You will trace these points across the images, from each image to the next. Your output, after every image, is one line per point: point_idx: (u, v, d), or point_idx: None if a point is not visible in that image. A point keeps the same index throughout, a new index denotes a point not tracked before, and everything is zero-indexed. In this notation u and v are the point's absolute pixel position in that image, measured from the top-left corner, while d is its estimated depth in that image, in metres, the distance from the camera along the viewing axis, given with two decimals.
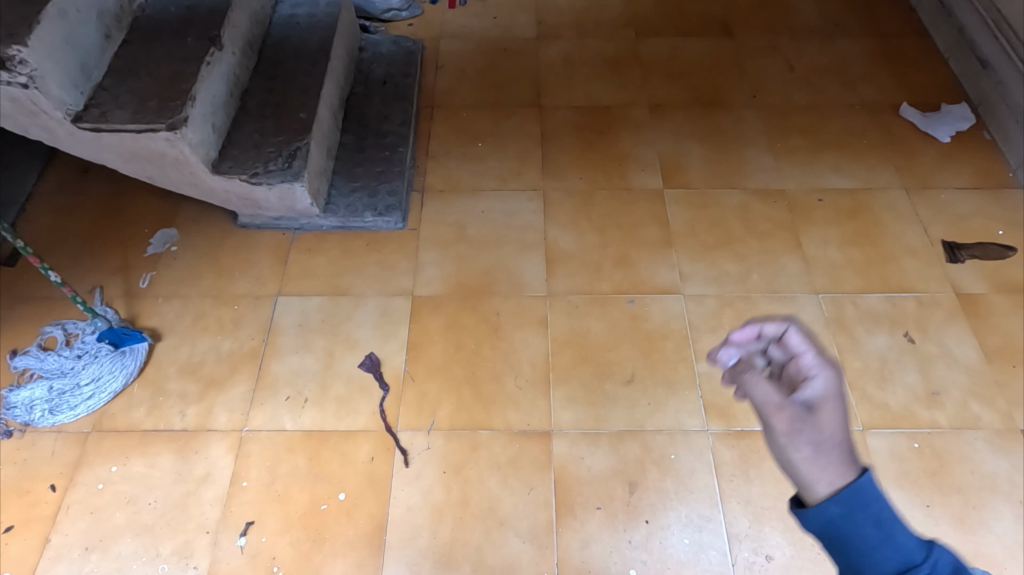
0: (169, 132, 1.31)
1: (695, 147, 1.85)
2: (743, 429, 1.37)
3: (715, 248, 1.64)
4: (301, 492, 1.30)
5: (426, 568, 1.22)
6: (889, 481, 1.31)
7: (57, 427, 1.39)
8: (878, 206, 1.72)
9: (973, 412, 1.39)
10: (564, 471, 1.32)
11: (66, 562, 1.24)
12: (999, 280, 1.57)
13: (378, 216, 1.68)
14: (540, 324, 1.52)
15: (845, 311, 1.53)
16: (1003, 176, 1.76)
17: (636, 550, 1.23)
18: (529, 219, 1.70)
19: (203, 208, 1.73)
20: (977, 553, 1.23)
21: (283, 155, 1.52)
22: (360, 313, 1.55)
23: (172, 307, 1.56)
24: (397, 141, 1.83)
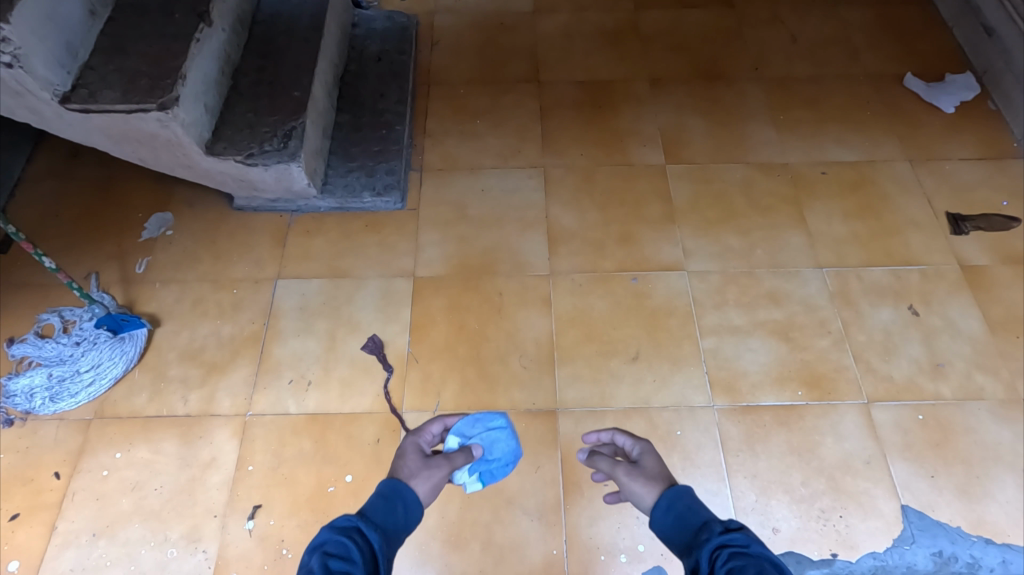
0: (160, 112, 1.28)
1: (697, 122, 1.82)
2: (749, 405, 1.37)
3: (718, 224, 1.63)
4: (308, 475, 1.30)
5: (435, 548, 1.23)
6: (895, 453, 1.31)
7: (59, 415, 1.37)
8: (882, 178, 1.70)
9: (977, 383, 1.39)
10: (571, 449, 1.32)
11: (74, 549, 1.23)
12: (1003, 251, 1.56)
13: (377, 196, 1.65)
14: (543, 303, 1.50)
15: (849, 285, 1.52)
16: (1008, 146, 1.74)
17: (644, 525, 1.24)
18: (530, 197, 1.68)
19: (198, 191, 1.69)
20: (981, 522, 1.24)
21: (278, 135, 1.48)
22: (361, 295, 1.53)
23: (170, 292, 1.54)
24: (394, 119, 1.79)
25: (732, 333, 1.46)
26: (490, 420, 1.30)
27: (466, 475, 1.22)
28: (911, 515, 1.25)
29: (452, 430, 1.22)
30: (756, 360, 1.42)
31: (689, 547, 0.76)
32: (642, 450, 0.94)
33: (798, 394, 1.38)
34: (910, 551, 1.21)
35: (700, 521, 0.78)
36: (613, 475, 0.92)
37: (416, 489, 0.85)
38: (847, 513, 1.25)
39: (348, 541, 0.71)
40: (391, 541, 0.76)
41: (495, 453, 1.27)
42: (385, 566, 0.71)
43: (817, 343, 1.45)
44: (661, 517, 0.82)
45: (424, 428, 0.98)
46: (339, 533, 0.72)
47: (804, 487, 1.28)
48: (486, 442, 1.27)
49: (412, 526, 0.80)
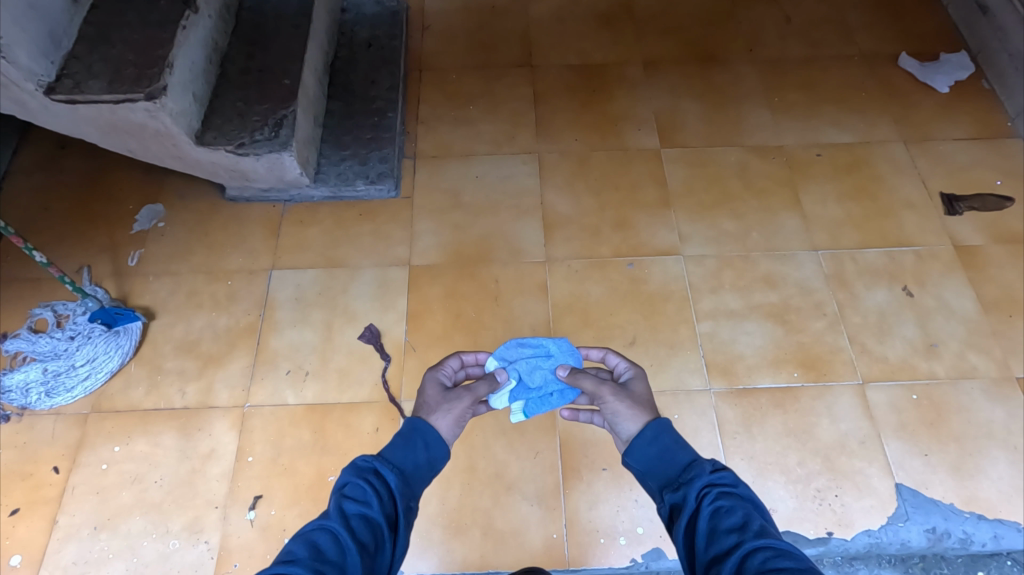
0: (148, 102, 1.25)
1: (692, 105, 1.81)
2: (746, 387, 1.38)
3: (714, 208, 1.62)
4: (307, 464, 1.30)
5: (437, 534, 1.24)
6: (889, 432, 1.33)
7: (55, 410, 1.37)
8: (876, 160, 1.70)
9: (970, 362, 1.40)
10: (569, 434, 1.33)
11: (76, 542, 1.24)
12: (996, 231, 1.57)
13: (371, 184, 1.63)
14: (540, 290, 1.50)
15: (844, 267, 1.53)
16: (1002, 125, 1.74)
17: (643, 508, 1.25)
18: (525, 183, 1.67)
19: (189, 182, 1.67)
20: (973, 498, 1.26)
21: (269, 123, 1.46)
22: (357, 285, 1.52)
23: (164, 284, 1.53)
24: (386, 106, 1.77)
25: (729, 317, 1.47)
26: (537, 348, 1.18)
27: (507, 401, 1.13)
28: (905, 493, 1.27)
29: (491, 354, 1.15)
30: (752, 343, 1.43)
31: (676, 483, 0.80)
32: (632, 375, 0.99)
33: (794, 376, 1.39)
34: (904, 528, 1.23)
35: (684, 460, 0.82)
36: (598, 393, 0.94)
37: (438, 423, 0.90)
38: (842, 492, 1.27)
39: (365, 484, 0.77)
40: (410, 480, 0.83)
41: (534, 380, 1.14)
42: (401, 504, 0.78)
43: (813, 326, 1.46)
44: (643, 449, 0.86)
45: (444, 363, 1.03)
46: (357, 476, 0.78)
47: (801, 468, 1.29)
48: (526, 369, 1.15)
49: (434, 461, 0.87)
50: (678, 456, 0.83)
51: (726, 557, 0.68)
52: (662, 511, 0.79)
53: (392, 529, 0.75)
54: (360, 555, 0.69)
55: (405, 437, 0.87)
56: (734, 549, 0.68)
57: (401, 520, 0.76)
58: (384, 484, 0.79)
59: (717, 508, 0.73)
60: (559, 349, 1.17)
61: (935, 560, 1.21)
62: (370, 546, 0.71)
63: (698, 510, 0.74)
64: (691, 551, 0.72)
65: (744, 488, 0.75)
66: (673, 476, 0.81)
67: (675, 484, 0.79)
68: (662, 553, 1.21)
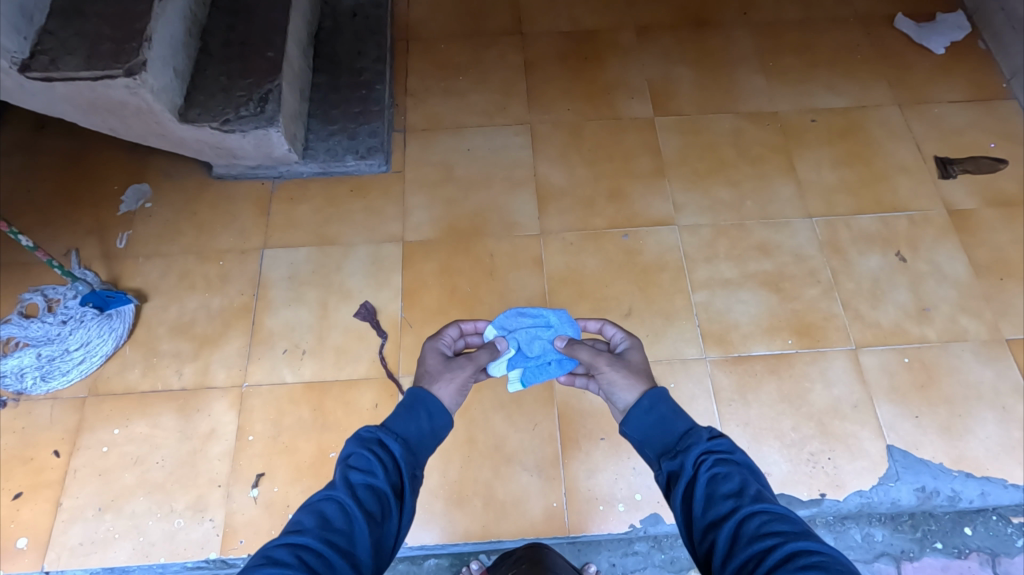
0: (127, 78, 1.22)
1: (686, 71, 1.78)
2: (741, 355, 1.39)
3: (708, 176, 1.61)
4: (308, 441, 1.31)
5: (439, 506, 1.26)
6: (881, 396, 1.35)
7: (52, 394, 1.36)
8: (871, 124, 1.68)
9: (961, 325, 1.42)
10: (567, 405, 1.34)
11: (81, 524, 1.25)
12: (989, 194, 1.57)
13: (361, 159, 1.60)
14: (535, 263, 1.50)
15: (838, 234, 1.53)
16: (997, 87, 1.73)
17: (641, 475, 1.28)
18: (517, 155, 1.65)
19: (174, 160, 1.64)
20: (962, 457, 1.29)
21: (254, 98, 1.43)
22: (350, 262, 1.51)
23: (155, 266, 1.51)
24: (373, 78, 1.72)
25: (724, 286, 1.47)
26: (537, 318, 1.18)
27: (505, 368, 1.14)
28: (896, 454, 1.30)
29: (491, 322, 1.14)
30: (747, 312, 1.44)
31: (673, 451, 0.81)
32: (628, 345, 0.99)
33: (789, 343, 1.41)
34: (895, 488, 1.27)
35: (682, 428, 0.83)
36: (594, 363, 0.95)
37: (440, 391, 0.91)
38: (835, 455, 1.30)
39: (370, 454, 0.77)
40: (414, 449, 0.83)
41: (533, 350, 1.14)
42: (408, 472, 0.79)
43: (807, 293, 1.46)
44: (640, 419, 0.86)
45: (443, 331, 1.03)
46: (362, 446, 0.78)
47: (795, 432, 1.32)
48: (525, 339, 1.15)
49: (437, 430, 0.88)
50: (675, 425, 0.84)
51: (722, 522, 0.69)
52: (660, 478, 0.81)
53: (398, 496, 0.76)
54: (367, 523, 0.70)
55: (409, 407, 0.87)
56: (730, 514, 0.69)
57: (407, 488, 0.77)
58: (390, 455, 0.79)
59: (713, 475, 0.74)
60: (559, 320, 1.17)
61: (924, 517, 1.25)
62: (377, 514, 0.72)
63: (695, 478, 0.75)
64: (688, 516, 0.73)
65: (741, 455, 0.77)
66: (671, 445, 0.82)
67: (672, 453, 0.80)
68: (660, 518, 1.24)
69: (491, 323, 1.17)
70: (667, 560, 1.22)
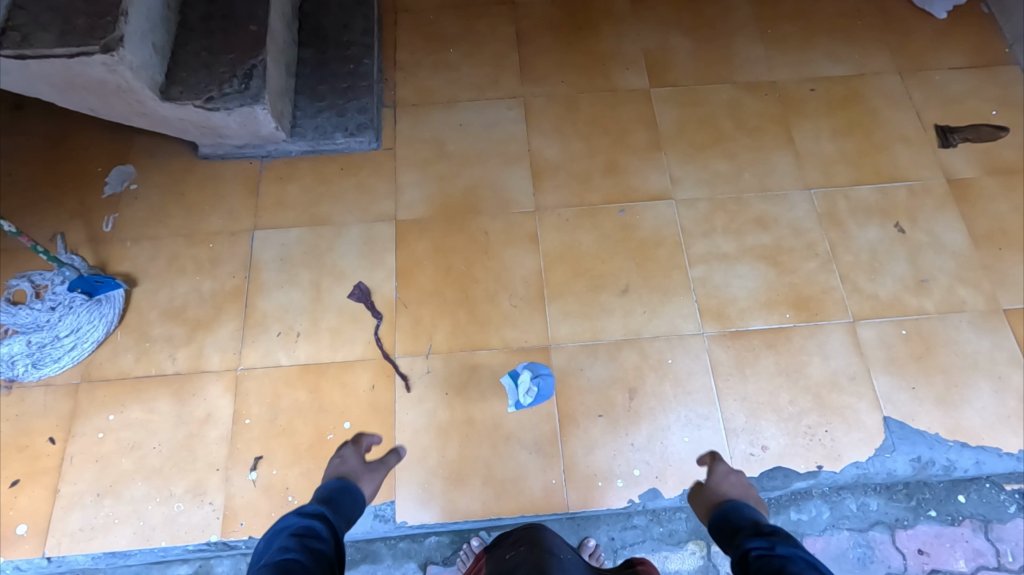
0: (105, 55, 1.17)
1: (682, 40, 1.73)
2: (738, 329, 1.39)
3: (705, 149, 1.58)
4: (305, 424, 1.31)
5: (438, 485, 1.26)
6: (878, 368, 1.35)
7: (44, 381, 1.35)
8: (871, 93, 1.65)
9: (959, 296, 1.41)
10: (565, 383, 1.34)
11: (80, 509, 1.25)
12: (990, 163, 1.55)
13: (350, 136, 1.56)
14: (530, 241, 1.48)
15: (837, 206, 1.51)
16: (999, 52, 1.69)
17: (639, 451, 1.28)
18: (511, 130, 1.61)
19: (158, 140, 1.59)
20: (958, 427, 1.30)
21: (238, 75, 1.38)
22: (343, 242, 1.48)
23: (143, 250, 1.48)
24: (361, 52, 1.67)
25: (721, 260, 1.46)
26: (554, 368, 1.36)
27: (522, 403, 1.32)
28: (892, 426, 1.30)
29: (519, 362, 1.36)
30: (745, 286, 1.43)
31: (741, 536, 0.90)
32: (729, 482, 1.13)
33: (787, 317, 1.40)
34: (891, 459, 1.28)
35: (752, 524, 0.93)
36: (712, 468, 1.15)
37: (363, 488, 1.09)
38: (832, 428, 1.30)
39: (310, 525, 0.90)
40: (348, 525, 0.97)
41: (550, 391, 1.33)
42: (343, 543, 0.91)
43: (805, 266, 1.45)
44: (726, 508, 0.99)
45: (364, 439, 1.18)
46: (299, 518, 0.91)
47: (792, 406, 1.32)
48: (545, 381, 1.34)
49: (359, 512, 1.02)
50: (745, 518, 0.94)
51: None
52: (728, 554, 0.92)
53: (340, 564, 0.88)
54: (323, 573, 0.82)
55: (340, 493, 1.01)
56: None
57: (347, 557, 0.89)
58: (328, 525, 0.92)
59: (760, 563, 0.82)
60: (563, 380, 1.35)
61: (919, 486, 1.27)
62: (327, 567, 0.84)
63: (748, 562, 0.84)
64: None
65: (784, 549, 0.82)
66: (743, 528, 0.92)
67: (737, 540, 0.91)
68: (658, 493, 1.25)
69: (518, 368, 1.35)
70: (665, 533, 1.24)
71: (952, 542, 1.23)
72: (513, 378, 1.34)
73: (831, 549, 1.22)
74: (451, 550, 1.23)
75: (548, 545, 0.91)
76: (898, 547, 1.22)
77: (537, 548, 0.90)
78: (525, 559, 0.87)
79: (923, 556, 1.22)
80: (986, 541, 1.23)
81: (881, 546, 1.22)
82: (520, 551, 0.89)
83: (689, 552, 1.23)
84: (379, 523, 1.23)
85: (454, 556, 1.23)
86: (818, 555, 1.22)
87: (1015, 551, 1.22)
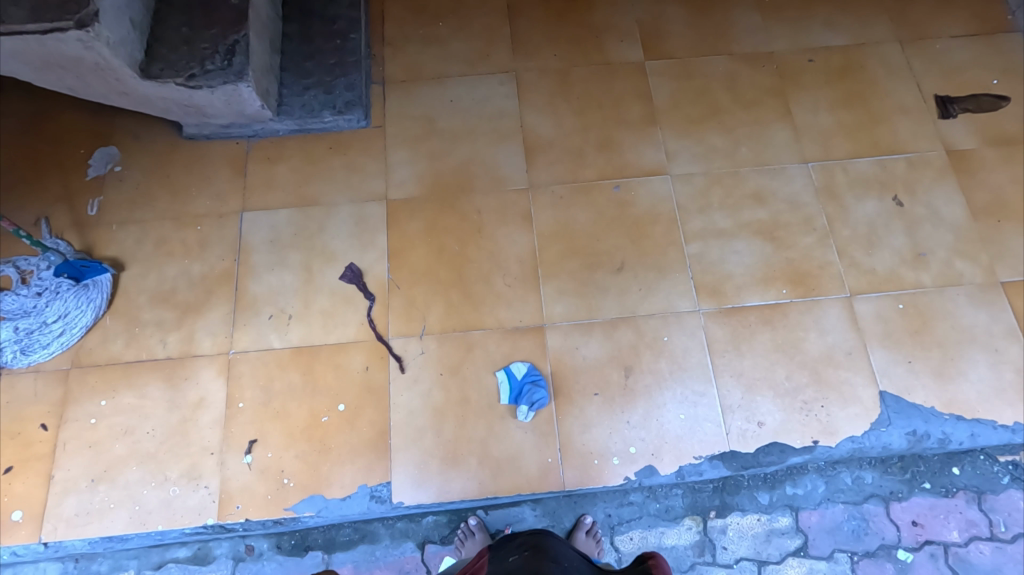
0: (80, 31, 1.13)
1: (678, 11, 1.68)
2: (735, 306, 1.37)
3: (701, 122, 1.55)
4: (299, 407, 1.30)
5: (434, 465, 1.26)
6: (875, 342, 1.34)
7: (34, 367, 1.33)
8: (871, 63, 1.61)
9: (957, 269, 1.40)
10: (560, 362, 1.33)
11: (76, 495, 1.25)
12: (990, 133, 1.53)
13: (338, 114, 1.52)
14: (524, 219, 1.45)
15: (835, 179, 1.49)
16: (1002, 19, 1.65)
17: (635, 429, 1.28)
18: (503, 106, 1.57)
19: (140, 120, 1.55)
20: (954, 400, 1.30)
21: (220, 51, 1.34)
22: (333, 223, 1.46)
23: (130, 233, 1.45)
24: (348, 27, 1.61)
25: (718, 236, 1.44)
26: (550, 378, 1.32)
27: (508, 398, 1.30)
28: (888, 400, 1.30)
29: (519, 360, 1.33)
30: (741, 262, 1.41)
31: None
32: None
33: (783, 292, 1.39)
34: (886, 433, 1.27)
35: None
36: None
37: None
38: (828, 403, 1.30)
39: None
40: None
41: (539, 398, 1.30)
42: None
43: (802, 241, 1.43)
44: None
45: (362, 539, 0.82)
46: None
47: (789, 381, 1.31)
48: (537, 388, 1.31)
49: None
50: None
51: None
52: None
53: None
54: None
55: None
56: None
57: None
58: None
59: None
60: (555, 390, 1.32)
61: (914, 459, 1.27)
62: None
63: None
64: None
65: None
66: None
67: None
68: (655, 470, 1.25)
69: (516, 363, 1.32)
70: (662, 510, 1.25)
71: (946, 513, 1.23)
72: (508, 374, 1.31)
73: (826, 522, 1.23)
74: (448, 529, 1.24)
75: (551, 552, 0.91)
76: (892, 520, 1.23)
77: (538, 553, 0.91)
78: (525, 564, 0.86)
79: (917, 528, 1.22)
80: (980, 511, 1.23)
81: (875, 518, 1.23)
82: (522, 554, 0.90)
83: (686, 527, 1.23)
84: (375, 504, 1.23)
85: (452, 534, 1.24)
86: (813, 528, 1.23)
87: (1008, 521, 1.22)
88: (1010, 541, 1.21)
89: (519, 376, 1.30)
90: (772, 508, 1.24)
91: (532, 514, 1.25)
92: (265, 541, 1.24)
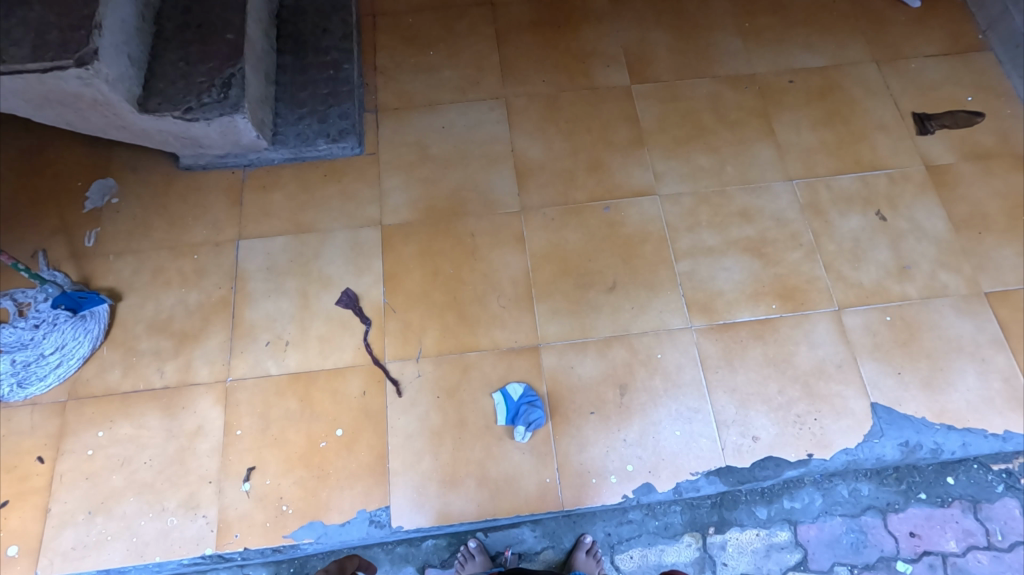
0: (79, 68, 1.16)
1: (662, 35, 1.74)
2: (726, 322, 1.40)
3: (688, 143, 1.59)
4: (297, 432, 1.30)
5: (433, 488, 1.26)
6: (865, 354, 1.37)
7: (31, 400, 1.33)
8: (849, 83, 1.66)
9: (941, 281, 1.43)
10: (556, 381, 1.34)
11: (73, 528, 1.24)
12: (967, 148, 1.57)
13: (332, 142, 1.55)
14: (516, 241, 1.48)
15: (819, 196, 1.53)
16: (973, 39, 1.72)
17: (632, 446, 1.29)
18: (494, 131, 1.61)
19: (137, 152, 1.57)
20: (944, 411, 1.32)
21: (216, 84, 1.36)
22: (328, 249, 1.48)
23: (127, 263, 1.47)
24: (340, 57, 1.65)
25: (707, 254, 1.47)
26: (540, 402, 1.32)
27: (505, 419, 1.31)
28: (879, 411, 1.32)
29: (513, 383, 1.33)
30: (731, 279, 1.44)
31: None
32: None
33: (773, 307, 1.41)
34: (879, 444, 1.29)
35: None
36: None
37: None
38: (821, 415, 1.31)
39: None
40: None
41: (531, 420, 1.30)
42: None
43: (789, 257, 1.46)
44: None
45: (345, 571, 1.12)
46: None
47: (781, 395, 1.33)
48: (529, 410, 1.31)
49: None
50: None
51: None
52: None
53: None
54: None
55: None
56: None
57: None
58: None
59: None
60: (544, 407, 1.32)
61: (908, 470, 1.29)
62: None
63: None
64: None
65: None
66: None
67: None
68: (652, 487, 1.26)
69: (509, 386, 1.33)
70: (661, 527, 1.25)
71: (943, 523, 1.24)
72: (504, 396, 1.32)
73: (825, 536, 1.24)
74: (448, 552, 1.25)
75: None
76: (890, 531, 1.24)
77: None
78: None
79: (914, 539, 1.23)
80: (976, 520, 1.24)
81: (873, 530, 1.24)
82: None
83: (686, 544, 1.24)
84: (374, 528, 1.23)
85: (451, 558, 1.24)
86: (812, 542, 1.23)
87: (1004, 530, 1.24)
88: (1007, 550, 1.22)
89: (515, 398, 1.32)
90: (770, 522, 1.25)
91: (532, 535, 1.26)
92: (263, 570, 1.24)
